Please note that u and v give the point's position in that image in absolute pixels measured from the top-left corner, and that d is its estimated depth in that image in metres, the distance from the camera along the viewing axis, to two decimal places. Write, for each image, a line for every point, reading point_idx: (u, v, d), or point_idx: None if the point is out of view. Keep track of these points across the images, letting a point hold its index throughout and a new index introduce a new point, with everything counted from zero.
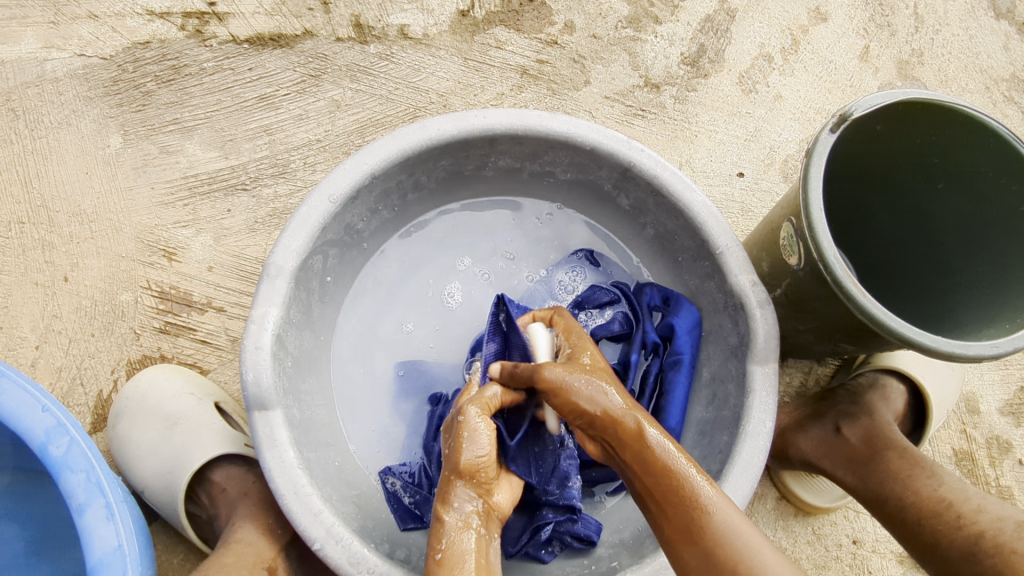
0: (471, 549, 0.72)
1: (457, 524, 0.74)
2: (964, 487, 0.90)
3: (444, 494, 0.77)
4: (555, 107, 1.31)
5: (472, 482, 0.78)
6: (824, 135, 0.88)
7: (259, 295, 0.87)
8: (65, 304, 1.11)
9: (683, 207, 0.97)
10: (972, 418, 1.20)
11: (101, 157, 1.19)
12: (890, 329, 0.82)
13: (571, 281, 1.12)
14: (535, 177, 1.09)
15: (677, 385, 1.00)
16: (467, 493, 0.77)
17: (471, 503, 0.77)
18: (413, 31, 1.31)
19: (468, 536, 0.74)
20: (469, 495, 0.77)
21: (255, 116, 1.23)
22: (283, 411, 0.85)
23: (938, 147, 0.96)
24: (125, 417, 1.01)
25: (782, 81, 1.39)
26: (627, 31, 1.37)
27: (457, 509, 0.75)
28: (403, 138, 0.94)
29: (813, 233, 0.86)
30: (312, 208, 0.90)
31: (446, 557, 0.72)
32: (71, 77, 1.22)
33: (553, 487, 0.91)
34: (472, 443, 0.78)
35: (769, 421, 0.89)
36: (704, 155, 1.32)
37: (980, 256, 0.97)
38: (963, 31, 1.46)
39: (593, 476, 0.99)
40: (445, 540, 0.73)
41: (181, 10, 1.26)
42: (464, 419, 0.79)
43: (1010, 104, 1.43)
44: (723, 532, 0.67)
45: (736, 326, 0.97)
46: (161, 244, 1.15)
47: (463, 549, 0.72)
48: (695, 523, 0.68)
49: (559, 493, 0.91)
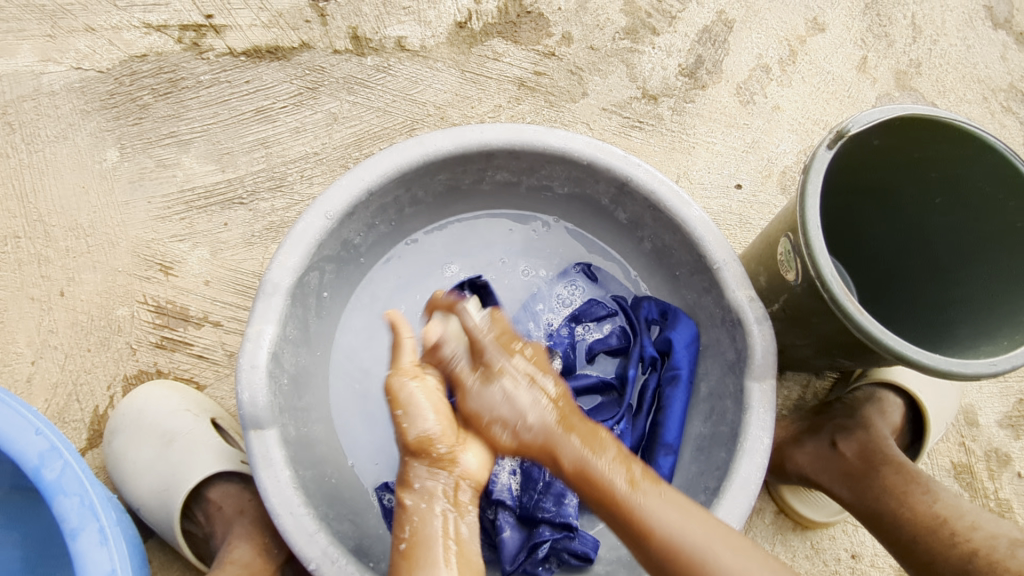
0: (436, 533, 0.73)
1: (422, 506, 0.76)
2: (959, 503, 0.90)
3: (403, 478, 0.78)
4: (552, 119, 1.31)
5: (428, 459, 0.78)
6: (821, 151, 0.88)
7: (255, 313, 0.86)
8: (61, 319, 1.11)
9: (680, 221, 0.97)
10: (971, 431, 1.20)
11: (97, 171, 1.19)
12: (887, 347, 0.82)
13: (568, 296, 1.12)
14: (532, 191, 1.08)
15: (674, 400, 1.00)
16: (424, 471, 0.78)
17: (432, 480, 0.77)
18: (410, 43, 1.31)
19: (433, 520, 0.74)
20: (426, 473, 0.78)
21: (252, 129, 1.23)
22: (279, 429, 0.85)
23: (936, 162, 0.95)
24: (121, 434, 1.00)
25: (780, 92, 1.39)
26: (624, 43, 1.37)
27: (419, 492, 0.77)
28: (399, 154, 0.94)
29: (811, 250, 0.86)
30: (309, 225, 0.90)
31: (409, 545, 0.73)
32: (68, 91, 1.21)
33: (550, 504, 0.91)
34: (410, 415, 0.79)
35: (766, 438, 0.89)
36: (702, 167, 1.32)
37: (979, 270, 0.97)
38: (961, 41, 1.46)
39: None
40: (409, 525, 0.74)
41: (177, 22, 1.26)
42: (395, 397, 0.79)
43: (1008, 115, 1.43)
44: (668, 536, 0.72)
45: (734, 341, 0.96)
46: (157, 258, 1.15)
47: (428, 534, 0.73)
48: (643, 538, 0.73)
49: (556, 510, 0.91)
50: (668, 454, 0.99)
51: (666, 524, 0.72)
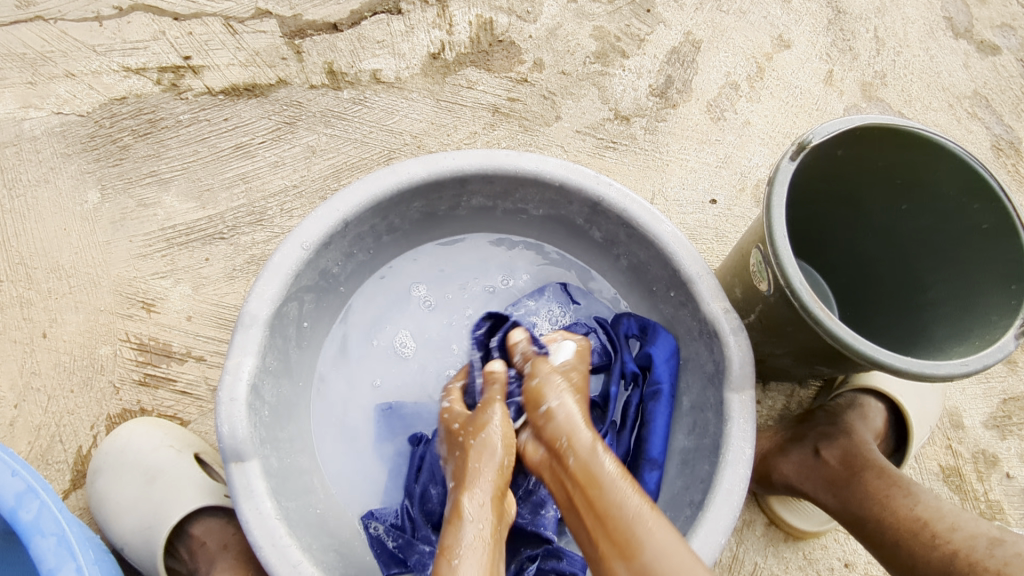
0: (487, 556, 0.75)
1: (474, 528, 0.77)
2: (939, 504, 0.90)
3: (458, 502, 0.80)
4: (527, 144, 1.33)
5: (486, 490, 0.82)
6: (784, 163, 0.90)
7: (233, 346, 0.87)
8: (44, 360, 1.11)
9: (653, 238, 0.99)
10: (957, 433, 1.20)
11: (79, 213, 1.20)
12: (859, 352, 0.83)
13: (559, 313, 1.13)
14: (508, 214, 1.10)
15: (657, 415, 1.00)
16: (478, 493, 0.81)
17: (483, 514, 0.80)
18: (385, 75, 1.33)
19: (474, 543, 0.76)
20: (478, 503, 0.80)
21: (231, 165, 1.25)
22: (260, 461, 0.85)
23: (899, 168, 0.98)
24: (104, 473, 1.00)
25: (749, 108, 1.42)
26: (595, 67, 1.40)
27: (474, 513, 0.79)
28: (373, 184, 0.96)
29: (779, 260, 0.87)
30: (285, 256, 0.91)
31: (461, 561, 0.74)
32: (49, 135, 1.24)
33: (522, 515, 0.91)
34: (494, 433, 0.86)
35: (748, 449, 0.89)
36: (676, 184, 1.34)
37: (952, 271, 0.98)
38: (924, 52, 1.50)
39: None
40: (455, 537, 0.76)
41: (156, 65, 1.29)
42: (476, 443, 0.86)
43: (975, 120, 1.46)
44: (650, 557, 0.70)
45: (712, 353, 0.97)
46: (139, 296, 1.16)
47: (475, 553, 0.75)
48: (632, 542, 0.71)
49: (530, 519, 0.93)
50: (653, 469, 0.98)
51: (659, 541, 0.70)
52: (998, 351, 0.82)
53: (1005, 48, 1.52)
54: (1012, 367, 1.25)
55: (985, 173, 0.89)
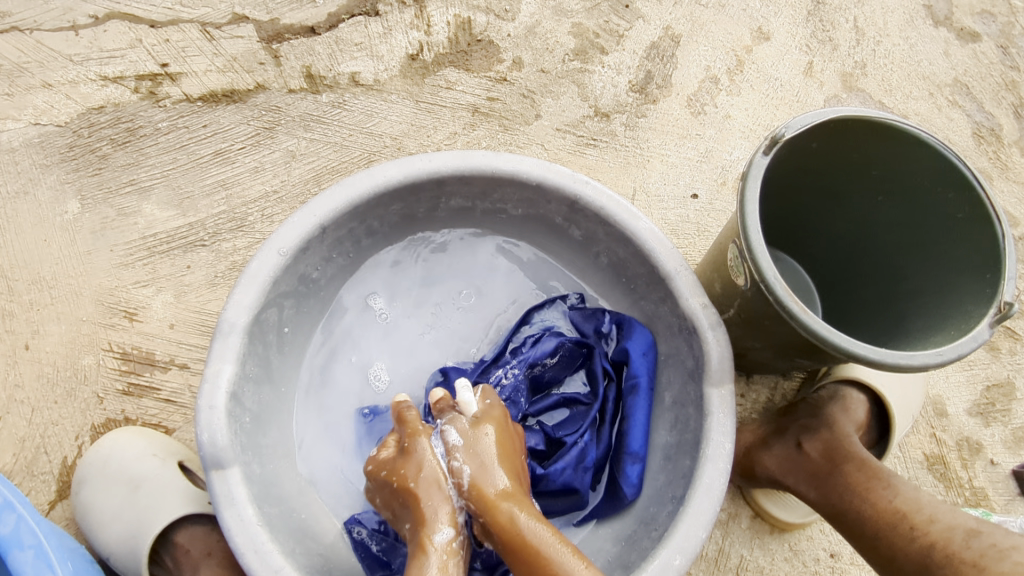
0: None
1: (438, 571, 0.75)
2: (919, 496, 0.92)
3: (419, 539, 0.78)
4: (507, 143, 1.33)
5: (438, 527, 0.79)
6: (758, 157, 0.90)
7: (212, 354, 0.87)
8: (27, 372, 1.12)
9: (630, 235, 0.99)
10: (941, 421, 1.21)
11: (59, 223, 1.20)
12: (833, 344, 0.84)
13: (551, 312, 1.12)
14: (488, 215, 1.10)
15: (637, 408, 1.01)
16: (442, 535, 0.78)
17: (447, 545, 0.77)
18: (364, 77, 1.33)
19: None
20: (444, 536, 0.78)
21: (211, 172, 1.25)
22: (241, 468, 0.86)
23: (874, 159, 0.98)
24: (88, 483, 1.00)
25: (730, 101, 1.42)
26: (574, 64, 1.40)
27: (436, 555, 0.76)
28: (350, 189, 0.96)
29: (753, 254, 0.87)
30: (262, 263, 0.91)
31: None
32: (27, 146, 1.24)
33: None
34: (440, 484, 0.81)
35: (727, 443, 0.90)
36: (657, 180, 1.34)
37: (929, 262, 0.99)
38: (904, 41, 1.50)
39: (558, 505, 1.02)
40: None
41: (133, 73, 1.29)
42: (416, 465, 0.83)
43: (955, 108, 1.46)
44: None
45: (691, 349, 0.97)
46: (122, 305, 1.16)
47: None
48: None
49: None
50: (635, 462, 1.00)
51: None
52: (973, 341, 0.83)
53: (985, 34, 1.52)
54: (995, 354, 1.25)
55: (958, 162, 0.89)
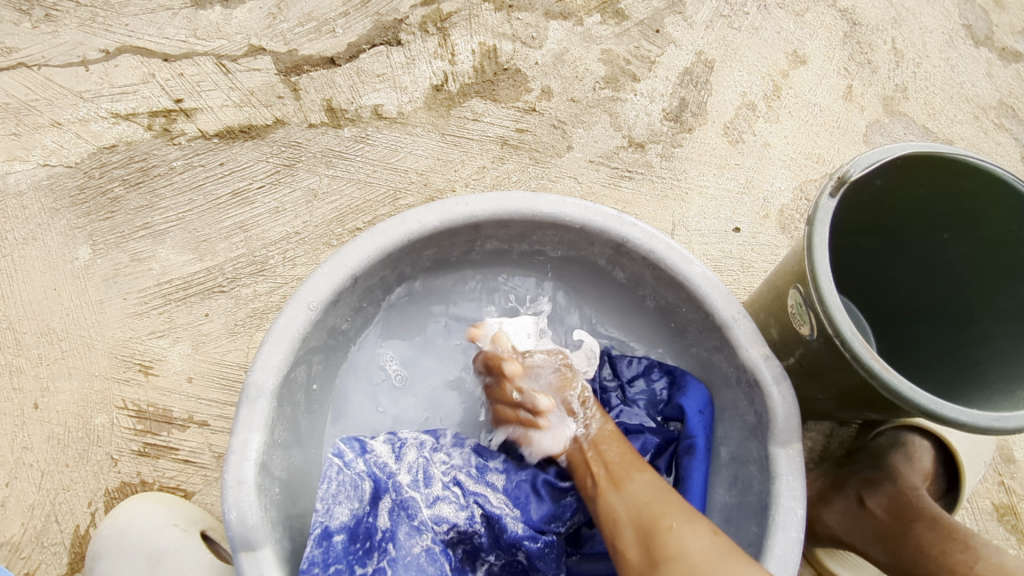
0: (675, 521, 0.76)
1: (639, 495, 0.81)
2: (1002, 561, 0.87)
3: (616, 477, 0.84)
4: (538, 176, 1.27)
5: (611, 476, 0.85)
6: (824, 199, 0.83)
7: (238, 421, 0.80)
8: (36, 433, 1.05)
9: (683, 279, 0.93)
10: (1009, 468, 1.13)
11: (69, 271, 1.14)
12: (917, 404, 0.77)
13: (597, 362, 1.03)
14: (525, 257, 1.04)
15: (694, 470, 0.94)
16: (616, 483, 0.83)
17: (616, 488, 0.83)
18: (387, 110, 1.27)
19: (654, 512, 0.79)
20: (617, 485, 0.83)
21: (230, 213, 1.19)
22: (273, 548, 0.79)
23: (942, 196, 0.91)
24: (104, 559, 0.93)
25: (768, 128, 1.36)
26: (605, 92, 1.34)
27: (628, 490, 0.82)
28: (382, 235, 0.90)
29: (825, 306, 0.80)
30: (290, 319, 0.85)
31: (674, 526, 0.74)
32: (36, 189, 1.18)
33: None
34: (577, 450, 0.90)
35: (799, 509, 0.83)
36: (696, 214, 1.28)
37: (1005, 304, 0.92)
38: (945, 62, 1.44)
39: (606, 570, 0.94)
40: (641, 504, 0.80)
41: (146, 110, 1.23)
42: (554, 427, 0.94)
43: (1002, 132, 1.40)
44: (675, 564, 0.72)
45: (753, 404, 0.91)
46: (136, 358, 1.09)
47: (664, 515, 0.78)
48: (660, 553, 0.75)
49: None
50: None
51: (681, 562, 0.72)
52: None
53: None
54: None
55: None
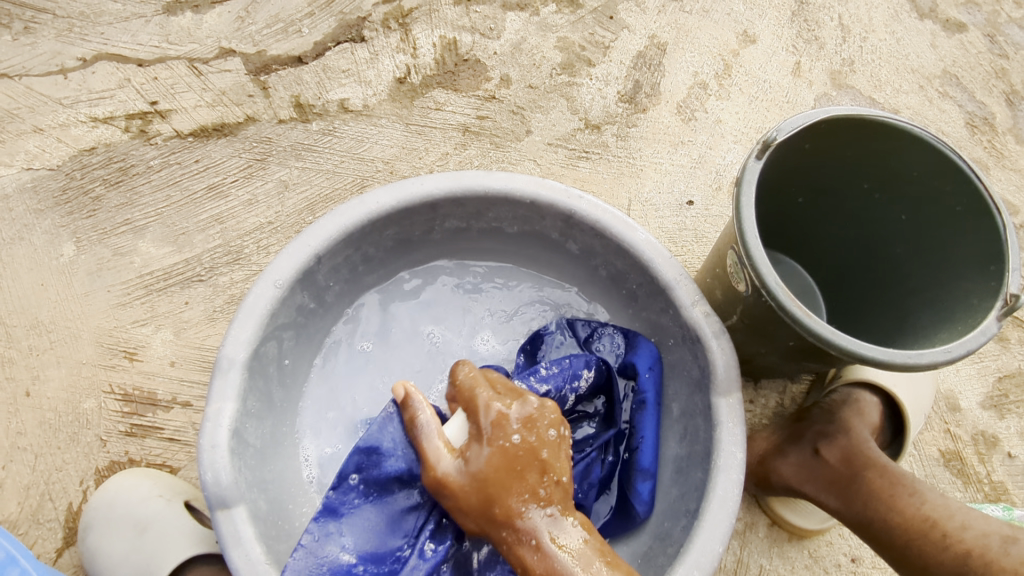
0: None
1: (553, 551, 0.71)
2: (947, 503, 0.90)
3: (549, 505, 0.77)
4: (499, 160, 1.33)
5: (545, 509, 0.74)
6: (750, 163, 0.89)
7: (212, 391, 0.86)
8: (29, 419, 1.11)
9: (628, 246, 0.98)
10: (954, 416, 1.19)
11: (55, 267, 1.20)
12: (840, 347, 0.82)
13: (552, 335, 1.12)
14: (484, 234, 1.10)
15: (645, 423, 1.00)
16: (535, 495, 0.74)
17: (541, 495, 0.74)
18: (353, 104, 1.33)
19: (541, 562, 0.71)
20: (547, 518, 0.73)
21: (205, 207, 1.25)
22: (247, 506, 0.85)
23: (869, 156, 0.97)
24: (94, 529, 0.99)
25: (720, 106, 1.41)
26: (562, 78, 1.40)
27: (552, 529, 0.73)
28: (343, 216, 0.95)
29: (752, 261, 0.86)
30: (259, 296, 0.90)
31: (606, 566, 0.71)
32: (21, 192, 1.24)
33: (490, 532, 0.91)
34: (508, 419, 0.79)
35: (738, 453, 0.89)
36: (651, 189, 1.34)
37: (932, 255, 0.98)
38: (890, 35, 1.50)
39: None
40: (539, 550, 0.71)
41: (123, 113, 1.29)
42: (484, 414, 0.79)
43: (946, 99, 1.46)
44: None
45: (696, 359, 0.96)
46: (121, 346, 1.15)
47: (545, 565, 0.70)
48: None
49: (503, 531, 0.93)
50: (646, 479, 0.98)
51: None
52: (981, 335, 0.81)
53: (970, 24, 1.52)
54: (1004, 345, 1.24)
55: (954, 155, 0.88)
